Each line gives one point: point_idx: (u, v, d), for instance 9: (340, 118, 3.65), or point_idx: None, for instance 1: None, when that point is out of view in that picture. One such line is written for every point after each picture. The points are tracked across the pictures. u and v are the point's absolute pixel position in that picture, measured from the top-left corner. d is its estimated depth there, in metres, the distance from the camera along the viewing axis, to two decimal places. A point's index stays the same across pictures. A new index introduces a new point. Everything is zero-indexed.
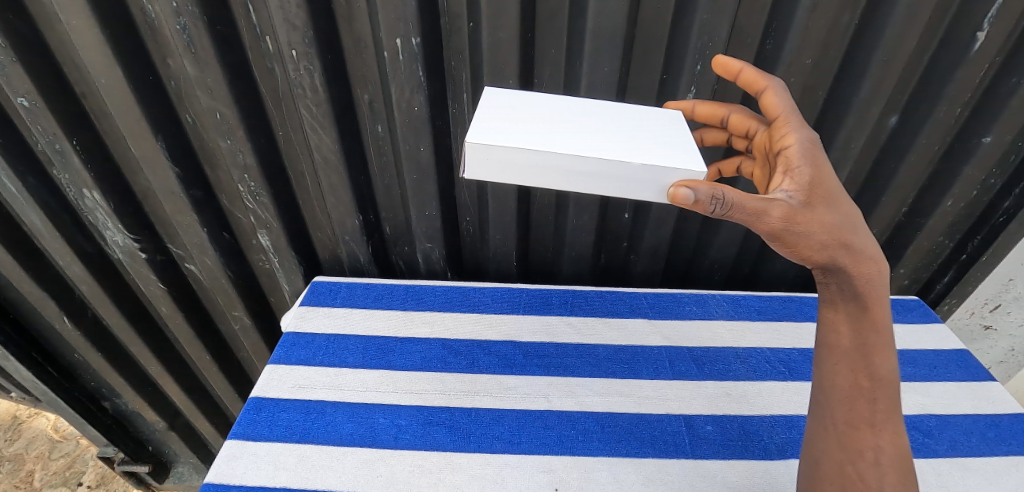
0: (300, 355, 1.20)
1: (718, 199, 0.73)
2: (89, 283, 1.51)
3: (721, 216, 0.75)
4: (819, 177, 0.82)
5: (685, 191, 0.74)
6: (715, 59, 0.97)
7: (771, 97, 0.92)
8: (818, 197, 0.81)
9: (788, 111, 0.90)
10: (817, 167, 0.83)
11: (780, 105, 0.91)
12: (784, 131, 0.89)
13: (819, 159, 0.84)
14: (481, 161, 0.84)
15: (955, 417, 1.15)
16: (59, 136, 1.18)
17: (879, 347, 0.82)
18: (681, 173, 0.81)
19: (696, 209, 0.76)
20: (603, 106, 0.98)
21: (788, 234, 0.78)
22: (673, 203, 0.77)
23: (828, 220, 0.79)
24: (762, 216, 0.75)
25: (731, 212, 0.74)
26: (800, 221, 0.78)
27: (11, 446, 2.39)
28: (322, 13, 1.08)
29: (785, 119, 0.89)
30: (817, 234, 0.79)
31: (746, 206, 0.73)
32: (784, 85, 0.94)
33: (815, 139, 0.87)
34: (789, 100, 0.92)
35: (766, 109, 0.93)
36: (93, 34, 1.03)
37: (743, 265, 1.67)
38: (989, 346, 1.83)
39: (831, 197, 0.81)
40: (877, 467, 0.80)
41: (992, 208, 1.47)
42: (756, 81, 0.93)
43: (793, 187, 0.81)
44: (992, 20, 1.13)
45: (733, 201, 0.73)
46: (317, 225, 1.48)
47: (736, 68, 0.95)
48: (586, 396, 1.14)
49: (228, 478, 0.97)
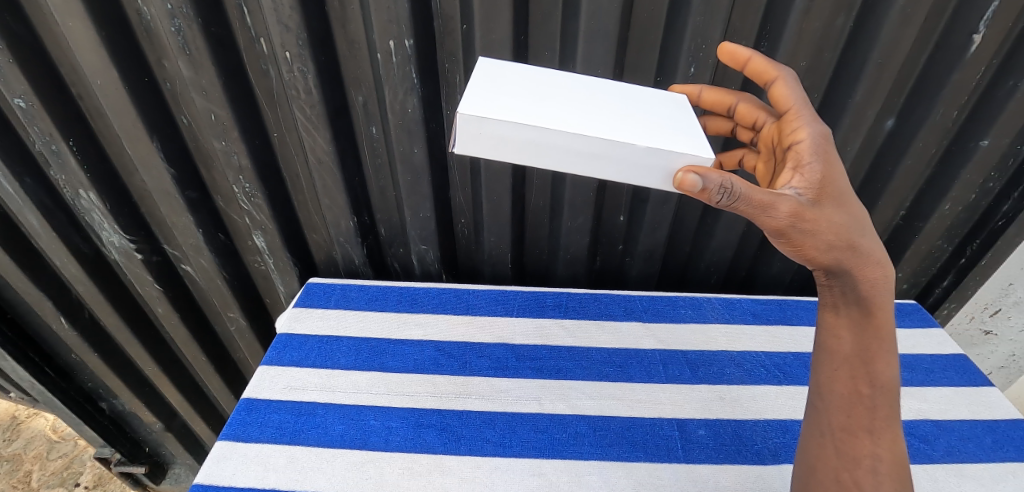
0: (293, 356, 1.20)
1: (726, 189, 0.72)
2: (85, 282, 1.51)
3: (725, 207, 0.74)
4: (830, 175, 0.81)
5: (693, 178, 0.73)
6: (723, 47, 0.97)
7: (782, 87, 0.91)
8: (828, 195, 0.80)
9: (799, 105, 0.89)
10: (828, 163, 0.82)
11: (791, 97, 0.90)
12: (795, 125, 0.88)
13: (830, 156, 0.82)
14: (473, 135, 0.82)
15: (952, 422, 1.15)
16: (55, 137, 1.18)
17: (881, 353, 0.81)
18: (686, 158, 0.80)
19: (702, 198, 0.75)
20: (604, 84, 0.97)
21: (794, 231, 0.77)
22: (680, 190, 0.75)
23: (836, 220, 0.79)
24: (769, 210, 0.75)
25: (737, 203, 0.73)
26: (807, 218, 0.77)
27: (9, 446, 2.40)
28: (315, 14, 1.08)
29: (796, 113, 0.89)
30: (824, 233, 0.78)
31: (752, 198, 0.72)
32: (796, 76, 0.94)
33: (827, 134, 0.86)
34: (800, 92, 0.91)
35: (777, 101, 0.92)
36: (88, 35, 1.03)
37: (740, 268, 1.67)
38: (989, 351, 1.82)
39: (841, 196, 0.81)
40: (875, 476, 0.79)
41: (991, 212, 1.46)
42: (765, 71, 0.93)
43: (803, 184, 0.80)
44: (988, 23, 1.12)
45: (740, 191, 0.72)
46: (313, 226, 1.49)
47: (744, 57, 0.95)
48: (579, 399, 1.14)
49: (217, 480, 0.96)
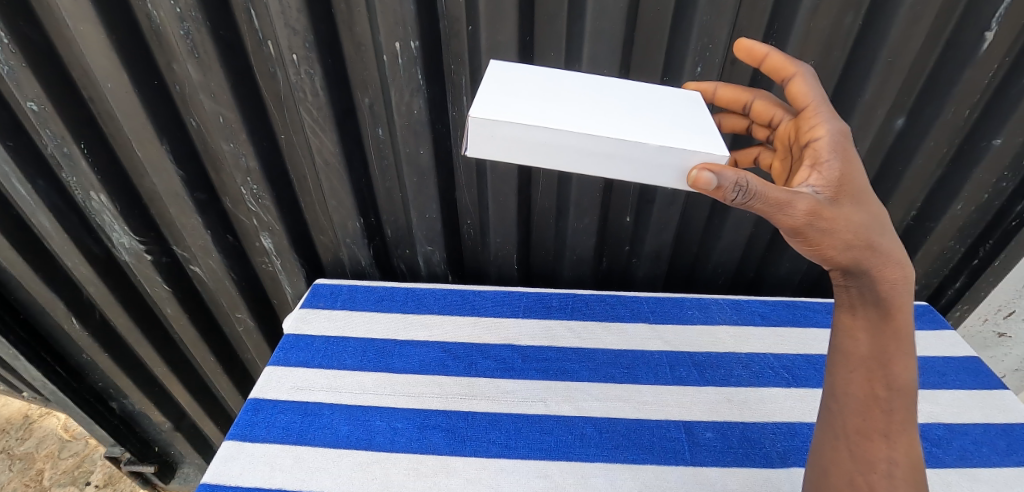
0: (299, 356, 1.21)
1: (741, 186, 0.71)
2: (96, 283, 1.52)
3: (741, 205, 0.74)
4: (848, 173, 0.80)
5: (708, 175, 0.72)
6: (739, 44, 0.95)
7: (801, 84, 0.90)
8: (846, 194, 0.79)
9: (818, 102, 0.88)
10: (847, 161, 0.81)
11: (810, 95, 0.89)
12: (813, 122, 0.87)
13: (849, 153, 0.81)
14: (485, 138, 0.82)
15: (965, 426, 1.13)
16: (67, 140, 1.20)
17: (898, 355, 0.80)
18: (698, 157, 0.80)
19: (716, 196, 0.74)
20: (614, 84, 0.97)
21: (811, 230, 0.76)
22: (694, 187, 0.75)
23: (854, 219, 0.78)
24: (785, 208, 0.74)
25: (752, 201, 0.72)
26: (825, 217, 0.76)
27: (21, 445, 2.43)
28: (322, 16, 1.09)
29: (814, 110, 0.88)
30: (842, 232, 0.77)
31: (768, 196, 0.72)
32: (814, 73, 0.93)
33: (846, 131, 0.85)
34: (819, 89, 0.90)
35: (794, 98, 0.91)
36: (99, 39, 1.04)
37: (747, 269, 1.65)
38: (1003, 353, 1.79)
39: (860, 195, 0.80)
40: (889, 480, 0.78)
41: (1004, 212, 1.44)
42: (783, 67, 0.92)
43: (821, 183, 0.79)
44: (1000, 20, 1.10)
45: (756, 189, 0.71)
46: (320, 227, 1.50)
47: (761, 53, 0.93)
48: (585, 401, 1.13)
49: (224, 479, 0.97)
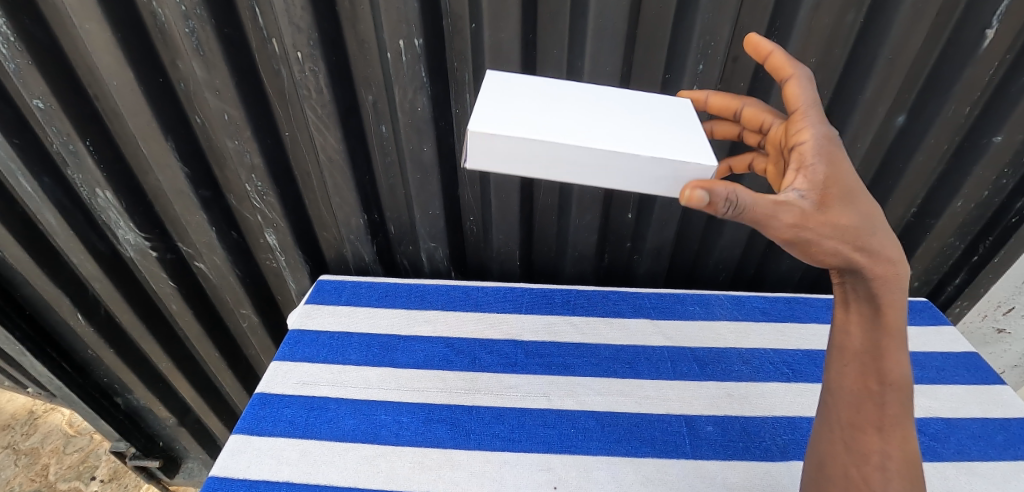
0: (305, 352, 1.22)
1: (732, 201, 0.71)
2: (101, 279, 1.54)
3: (730, 218, 0.73)
4: (833, 178, 0.79)
5: (700, 194, 0.70)
6: (747, 38, 0.90)
7: (795, 86, 0.86)
8: (832, 197, 0.78)
9: (808, 105, 0.85)
10: (832, 166, 0.79)
11: (801, 97, 0.86)
12: (801, 125, 0.84)
13: (834, 157, 0.80)
14: (482, 151, 0.83)
15: (963, 421, 1.14)
16: (73, 137, 1.21)
17: (892, 350, 0.81)
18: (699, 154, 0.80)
19: (707, 210, 0.73)
20: (608, 92, 0.98)
21: (798, 237, 0.76)
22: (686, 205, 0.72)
23: (842, 221, 0.77)
24: (773, 219, 0.74)
25: (741, 214, 0.72)
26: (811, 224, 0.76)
27: (27, 440, 2.45)
28: (326, 14, 1.09)
29: (803, 113, 0.85)
30: (829, 235, 0.77)
31: (756, 210, 0.72)
32: (812, 75, 0.88)
33: (832, 136, 0.82)
34: (812, 92, 0.86)
35: (787, 99, 0.88)
36: (105, 37, 1.05)
37: (748, 265, 1.66)
38: (1002, 349, 1.80)
39: (846, 198, 0.78)
40: (882, 472, 0.80)
41: (1003, 209, 1.45)
42: (782, 68, 0.88)
43: (806, 187, 0.77)
44: (1002, 17, 1.11)
45: (745, 203, 0.71)
46: (323, 224, 1.51)
47: (765, 50, 0.89)
48: (587, 396, 1.14)
49: (232, 472, 0.98)
